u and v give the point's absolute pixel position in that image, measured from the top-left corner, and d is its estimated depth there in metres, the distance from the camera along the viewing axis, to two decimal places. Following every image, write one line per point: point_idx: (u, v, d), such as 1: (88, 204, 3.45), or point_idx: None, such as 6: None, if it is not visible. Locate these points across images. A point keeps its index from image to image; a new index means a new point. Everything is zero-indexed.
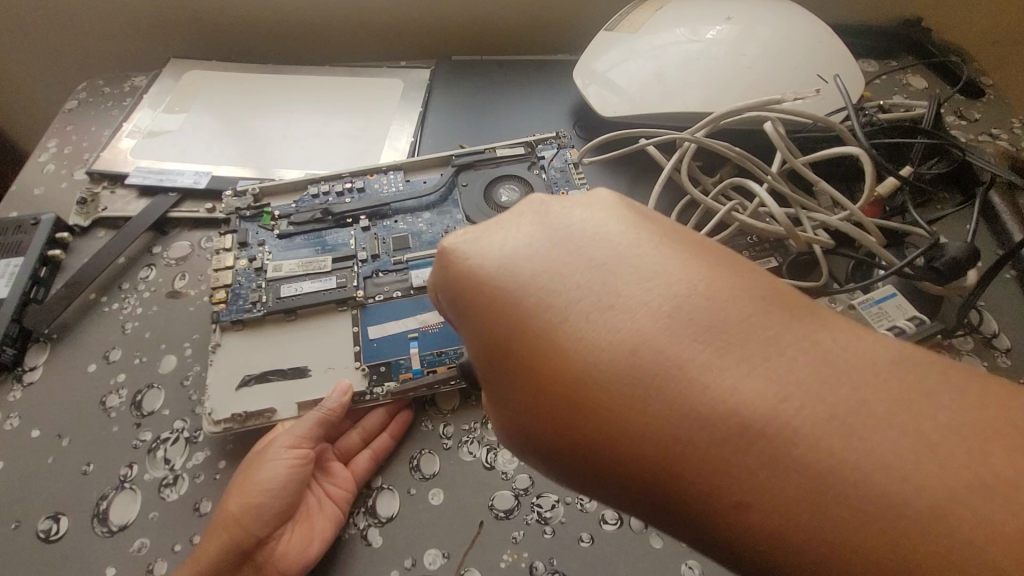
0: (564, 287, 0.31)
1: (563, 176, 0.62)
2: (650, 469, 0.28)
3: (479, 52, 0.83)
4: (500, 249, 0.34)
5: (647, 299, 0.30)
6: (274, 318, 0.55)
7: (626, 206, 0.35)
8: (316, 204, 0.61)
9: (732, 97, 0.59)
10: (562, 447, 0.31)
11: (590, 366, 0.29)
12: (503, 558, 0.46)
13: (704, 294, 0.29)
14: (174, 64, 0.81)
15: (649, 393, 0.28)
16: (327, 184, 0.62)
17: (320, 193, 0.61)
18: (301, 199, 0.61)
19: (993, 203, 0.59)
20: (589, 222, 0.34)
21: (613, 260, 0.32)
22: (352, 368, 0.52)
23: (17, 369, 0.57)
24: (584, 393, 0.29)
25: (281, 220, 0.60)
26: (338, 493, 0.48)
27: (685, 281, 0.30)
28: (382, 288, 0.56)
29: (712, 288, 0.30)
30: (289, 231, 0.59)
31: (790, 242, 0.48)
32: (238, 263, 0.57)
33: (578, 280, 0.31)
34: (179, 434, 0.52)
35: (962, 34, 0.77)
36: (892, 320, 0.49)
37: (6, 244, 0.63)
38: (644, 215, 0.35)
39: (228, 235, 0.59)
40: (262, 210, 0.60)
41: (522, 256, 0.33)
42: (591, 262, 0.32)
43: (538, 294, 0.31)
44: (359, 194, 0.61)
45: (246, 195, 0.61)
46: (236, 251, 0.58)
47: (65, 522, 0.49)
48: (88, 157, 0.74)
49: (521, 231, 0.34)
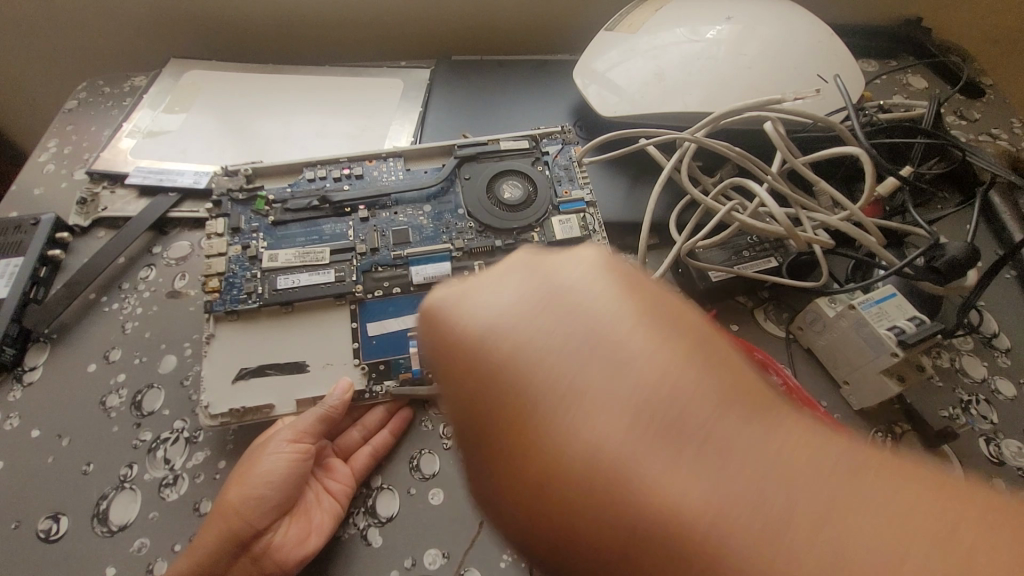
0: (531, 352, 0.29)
1: (566, 174, 0.62)
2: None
3: (478, 52, 0.83)
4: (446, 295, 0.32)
5: (594, 394, 0.27)
6: (269, 310, 0.54)
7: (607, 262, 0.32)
8: (312, 189, 0.60)
9: (731, 97, 0.59)
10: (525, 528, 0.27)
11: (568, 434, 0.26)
12: (503, 558, 0.46)
13: (667, 400, 0.26)
14: (174, 64, 0.81)
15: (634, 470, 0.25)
16: (323, 169, 0.62)
17: (317, 178, 0.61)
18: (296, 181, 0.61)
19: (993, 203, 0.59)
20: (546, 291, 0.30)
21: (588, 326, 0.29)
22: (351, 366, 0.52)
23: (17, 369, 0.57)
24: (505, 479, 0.28)
25: (275, 205, 0.59)
26: (337, 489, 0.48)
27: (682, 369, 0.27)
28: (381, 284, 0.56)
29: (676, 392, 0.26)
30: (284, 216, 0.58)
31: (790, 242, 0.48)
32: (231, 250, 0.57)
33: (550, 342, 0.29)
34: (179, 434, 0.52)
35: (962, 35, 0.77)
36: (892, 321, 0.48)
37: (7, 244, 0.63)
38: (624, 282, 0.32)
39: (219, 220, 0.58)
40: (255, 193, 0.60)
41: (477, 318, 0.30)
42: (538, 339, 0.29)
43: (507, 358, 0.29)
44: (358, 181, 0.61)
45: (238, 176, 0.60)
46: (228, 236, 0.58)
47: (65, 522, 0.49)
48: (88, 157, 0.74)
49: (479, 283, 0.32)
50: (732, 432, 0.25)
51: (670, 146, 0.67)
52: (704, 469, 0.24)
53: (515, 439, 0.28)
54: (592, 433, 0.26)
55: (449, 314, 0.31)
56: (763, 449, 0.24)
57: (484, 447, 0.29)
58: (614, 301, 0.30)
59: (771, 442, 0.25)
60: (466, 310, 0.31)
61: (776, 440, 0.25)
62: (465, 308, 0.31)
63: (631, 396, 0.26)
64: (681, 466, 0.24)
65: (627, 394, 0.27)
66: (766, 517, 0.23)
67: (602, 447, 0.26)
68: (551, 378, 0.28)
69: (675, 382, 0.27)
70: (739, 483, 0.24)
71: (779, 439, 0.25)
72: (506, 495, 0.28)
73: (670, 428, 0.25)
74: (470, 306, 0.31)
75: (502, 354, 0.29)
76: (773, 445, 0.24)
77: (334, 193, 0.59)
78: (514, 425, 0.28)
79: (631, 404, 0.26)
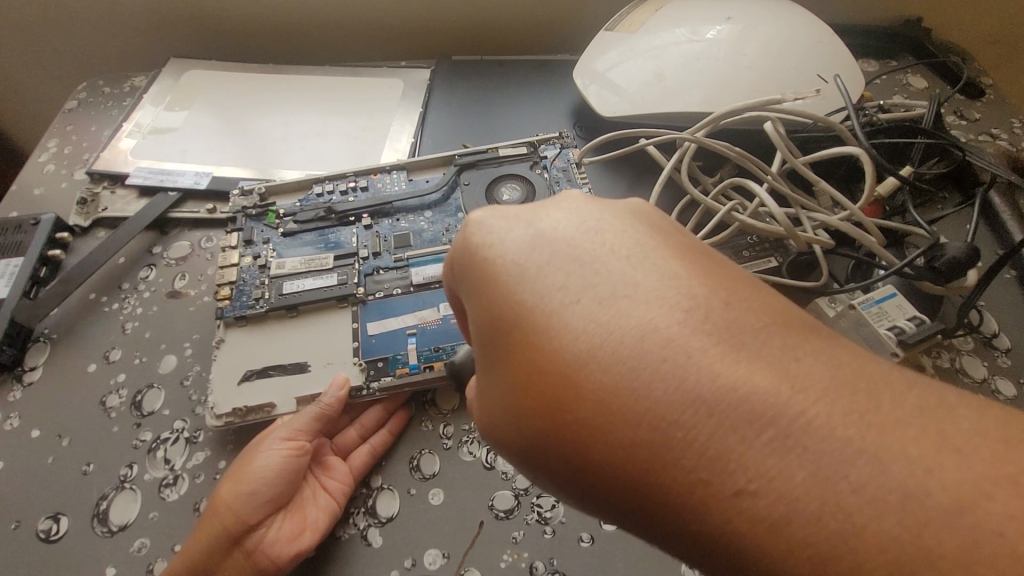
0: (544, 276, 0.30)
1: (565, 175, 0.62)
2: (668, 482, 0.25)
3: (478, 52, 0.83)
4: (472, 231, 0.33)
5: (601, 309, 0.28)
6: (276, 314, 0.55)
7: (647, 214, 0.33)
8: (320, 203, 0.62)
9: (731, 96, 0.59)
10: (529, 435, 0.29)
11: (568, 347, 0.28)
12: (503, 558, 0.46)
13: (674, 330, 0.26)
14: (174, 64, 0.81)
15: (626, 384, 0.26)
16: (331, 183, 0.63)
17: (325, 192, 0.62)
18: (305, 198, 0.62)
19: (993, 202, 0.59)
20: (573, 234, 0.31)
21: (606, 255, 0.30)
22: (350, 363, 0.52)
23: (17, 369, 0.57)
24: (511, 409, 0.30)
25: (286, 219, 0.61)
26: (336, 487, 0.48)
27: (695, 291, 0.28)
28: (382, 286, 0.56)
29: (688, 322, 0.26)
30: (294, 228, 0.60)
31: (790, 242, 0.48)
32: (243, 260, 0.59)
33: (563, 265, 0.30)
34: (179, 434, 0.52)
35: (962, 34, 0.77)
36: (892, 320, 0.48)
37: (7, 244, 0.63)
38: (664, 228, 0.32)
39: (234, 234, 0.60)
40: (267, 209, 0.61)
41: (501, 242, 0.32)
42: (553, 272, 0.30)
43: (522, 282, 0.30)
44: (363, 193, 0.62)
45: (252, 195, 0.62)
46: (241, 249, 0.59)
47: (65, 522, 0.49)
48: (88, 158, 0.74)
49: (507, 221, 0.33)
50: (743, 363, 0.25)
51: (671, 146, 0.67)
52: (697, 400, 0.24)
53: (521, 372, 0.29)
54: (592, 364, 0.27)
55: (473, 250, 0.33)
56: (771, 382, 0.24)
57: (498, 373, 0.31)
58: (634, 240, 0.31)
59: (793, 364, 0.25)
60: (488, 248, 0.32)
61: (793, 373, 0.24)
62: (488, 246, 0.32)
63: (633, 328, 0.27)
64: (675, 397, 0.25)
65: (630, 322, 0.27)
66: (751, 457, 0.23)
67: (602, 379, 0.26)
68: (556, 313, 0.29)
69: (696, 311, 0.27)
70: (730, 413, 0.24)
71: (799, 370, 0.25)
72: (512, 422, 0.30)
73: (672, 356, 0.25)
74: (492, 245, 0.32)
75: (520, 274, 0.31)
76: (784, 379, 0.24)
77: (340, 204, 0.61)
78: (521, 360, 0.29)
79: (633, 331, 0.27)
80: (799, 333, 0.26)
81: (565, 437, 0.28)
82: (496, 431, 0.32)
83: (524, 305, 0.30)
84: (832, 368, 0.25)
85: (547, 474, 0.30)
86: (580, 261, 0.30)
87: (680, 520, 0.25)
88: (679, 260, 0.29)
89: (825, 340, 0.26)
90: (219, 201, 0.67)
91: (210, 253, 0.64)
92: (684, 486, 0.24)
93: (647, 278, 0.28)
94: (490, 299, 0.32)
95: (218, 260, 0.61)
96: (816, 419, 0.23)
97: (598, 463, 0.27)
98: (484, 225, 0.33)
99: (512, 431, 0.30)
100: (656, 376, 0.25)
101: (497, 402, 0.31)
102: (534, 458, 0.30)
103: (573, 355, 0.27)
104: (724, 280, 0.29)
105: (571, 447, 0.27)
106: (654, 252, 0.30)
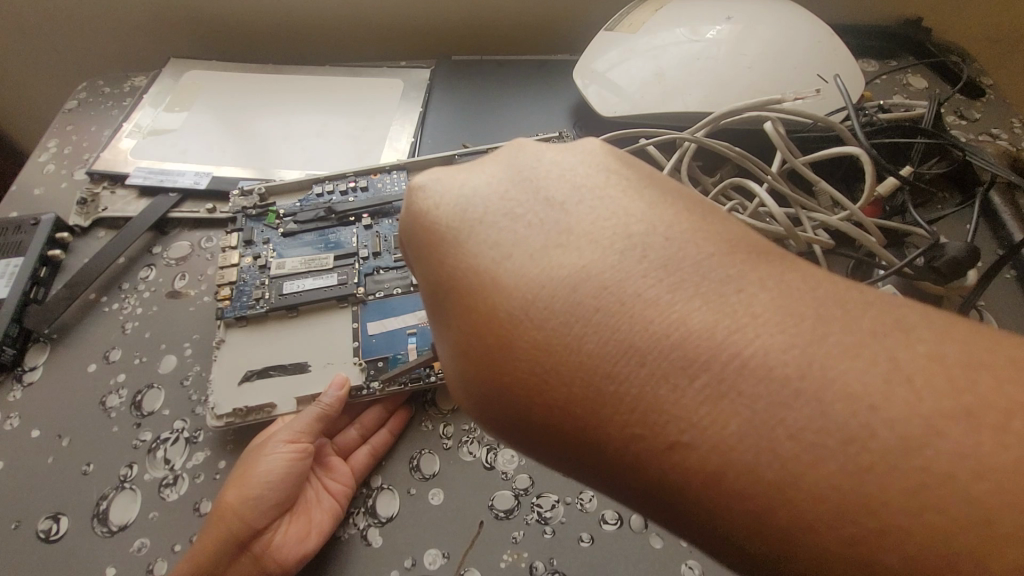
0: (499, 230, 0.30)
1: None
2: (616, 439, 0.25)
3: (479, 52, 0.83)
4: (410, 200, 0.33)
5: (555, 261, 0.27)
6: (276, 314, 0.55)
7: (644, 175, 0.31)
8: (319, 203, 0.62)
9: (731, 96, 0.59)
10: (480, 392, 0.29)
11: (521, 301, 0.27)
12: (503, 558, 0.46)
13: (622, 282, 0.26)
14: (174, 64, 0.81)
15: (576, 338, 0.26)
16: (330, 184, 0.63)
17: (324, 193, 0.62)
18: (305, 198, 0.62)
19: (994, 202, 0.59)
20: (507, 191, 0.31)
21: (571, 210, 0.29)
22: (350, 363, 0.52)
23: (17, 369, 0.57)
24: (463, 371, 0.30)
25: (286, 220, 0.61)
26: (337, 489, 0.48)
27: (670, 244, 0.27)
28: (382, 286, 0.56)
29: (647, 271, 0.26)
30: (295, 229, 0.60)
31: (790, 242, 0.48)
32: (243, 260, 0.59)
33: (524, 221, 0.29)
34: (179, 434, 0.52)
35: (963, 35, 0.77)
36: None
37: (7, 244, 0.63)
38: (650, 183, 0.31)
39: (234, 234, 0.60)
40: (267, 209, 0.62)
41: (456, 195, 0.32)
42: (513, 228, 0.29)
43: (475, 236, 0.30)
44: (363, 193, 0.62)
45: (253, 195, 0.62)
46: (241, 249, 0.59)
47: (65, 522, 0.49)
48: (88, 158, 0.74)
49: (444, 186, 0.33)
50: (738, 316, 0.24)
51: (671, 146, 0.67)
52: (675, 355, 0.24)
53: (470, 332, 0.29)
54: (523, 317, 0.27)
55: (412, 219, 0.33)
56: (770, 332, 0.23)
57: (449, 333, 0.31)
58: (608, 194, 0.30)
59: (785, 325, 0.23)
60: (424, 213, 0.32)
61: (785, 327, 0.23)
62: (425, 212, 0.32)
63: (565, 277, 0.27)
64: (636, 360, 0.24)
65: (564, 273, 0.27)
66: (727, 432, 0.22)
67: (533, 330, 0.27)
68: (506, 269, 0.28)
69: (679, 266, 0.26)
70: (723, 372, 0.23)
71: (791, 330, 0.23)
72: (465, 384, 0.30)
73: (606, 303, 0.25)
74: (427, 209, 0.32)
75: (475, 229, 0.30)
76: (797, 339, 0.23)
77: (340, 205, 0.61)
78: (465, 321, 0.29)
79: (566, 282, 0.27)
80: (785, 286, 0.25)
81: (513, 391, 0.27)
82: (454, 388, 0.32)
83: (461, 263, 0.30)
84: (837, 323, 0.23)
85: (499, 431, 0.30)
86: (538, 218, 0.29)
87: (629, 478, 0.25)
88: (657, 211, 0.28)
89: (847, 296, 0.24)
90: (220, 201, 0.68)
91: (210, 253, 0.64)
92: (619, 436, 0.24)
93: (616, 231, 0.28)
94: (440, 254, 0.31)
95: (218, 260, 0.61)
96: (842, 383, 0.22)
97: (545, 418, 0.27)
98: (422, 194, 0.33)
99: (466, 387, 0.30)
100: (615, 333, 0.25)
101: (452, 360, 0.31)
102: (485, 417, 0.30)
103: (524, 307, 0.27)
104: (709, 230, 0.27)
105: (515, 404, 0.28)
106: (624, 206, 0.29)
